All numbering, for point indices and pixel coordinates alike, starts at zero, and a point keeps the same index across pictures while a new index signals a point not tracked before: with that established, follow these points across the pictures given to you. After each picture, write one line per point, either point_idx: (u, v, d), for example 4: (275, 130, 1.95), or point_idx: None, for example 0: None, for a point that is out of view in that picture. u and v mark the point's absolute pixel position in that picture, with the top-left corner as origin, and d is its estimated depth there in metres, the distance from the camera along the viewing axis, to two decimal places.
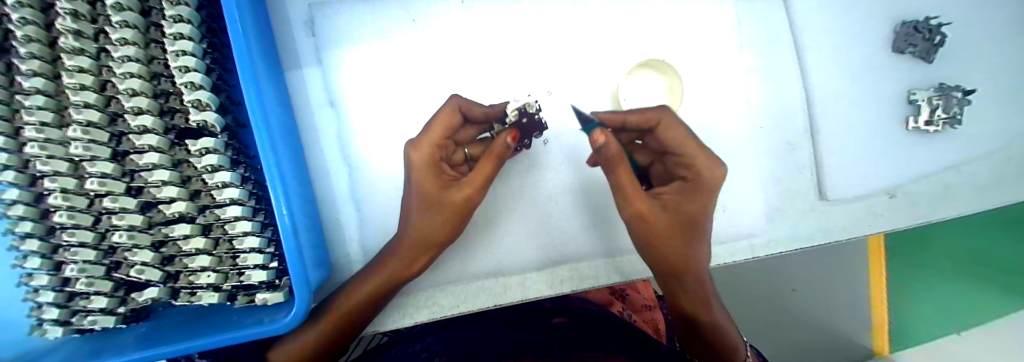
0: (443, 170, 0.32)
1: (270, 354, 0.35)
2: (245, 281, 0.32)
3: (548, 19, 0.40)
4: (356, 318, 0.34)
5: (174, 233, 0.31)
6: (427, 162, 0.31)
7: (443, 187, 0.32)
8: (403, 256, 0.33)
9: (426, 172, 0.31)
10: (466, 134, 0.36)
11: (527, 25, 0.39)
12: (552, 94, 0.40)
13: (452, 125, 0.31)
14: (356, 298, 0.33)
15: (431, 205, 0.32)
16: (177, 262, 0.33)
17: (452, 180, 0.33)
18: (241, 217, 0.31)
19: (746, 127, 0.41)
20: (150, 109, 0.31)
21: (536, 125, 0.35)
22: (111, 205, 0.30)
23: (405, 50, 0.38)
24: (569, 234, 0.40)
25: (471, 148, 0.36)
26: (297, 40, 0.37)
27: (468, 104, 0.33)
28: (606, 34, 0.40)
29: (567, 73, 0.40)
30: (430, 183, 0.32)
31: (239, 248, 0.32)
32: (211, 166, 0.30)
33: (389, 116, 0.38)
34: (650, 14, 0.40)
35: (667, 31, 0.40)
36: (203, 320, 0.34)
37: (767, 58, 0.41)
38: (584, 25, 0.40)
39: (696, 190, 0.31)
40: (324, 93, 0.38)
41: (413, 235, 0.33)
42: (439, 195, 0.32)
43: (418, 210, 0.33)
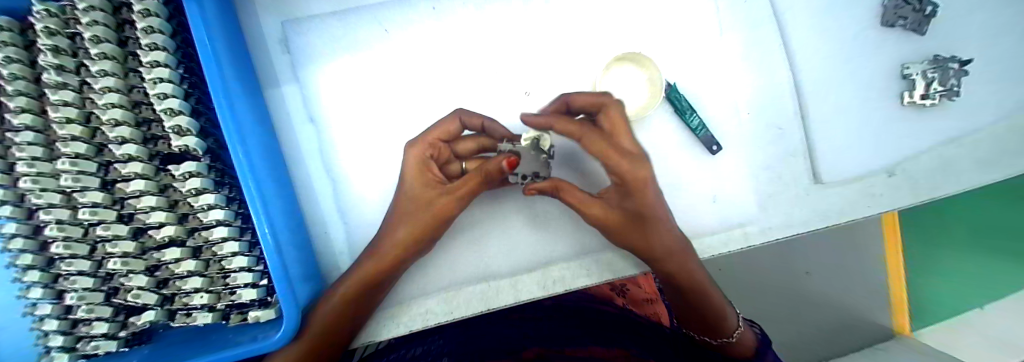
0: (432, 171, 0.32)
1: None
2: (236, 299, 0.32)
3: (522, 19, 0.39)
4: (337, 330, 0.33)
5: (165, 257, 0.32)
6: (420, 161, 0.32)
7: (430, 187, 0.32)
8: (383, 264, 0.32)
9: (414, 167, 0.32)
10: (466, 147, 0.34)
11: (502, 26, 0.39)
12: (531, 94, 0.40)
13: (453, 132, 0.33)
14: (335, 310, 0.32)
15: (415, 205, 0.33)
16: (171, 286, 0.34)
17: (438, 183, 0.32)
18: (228, 237, 0.31)
19: (732, 114, 0.40)
20: (133, 137, 0.31)
21: (539, 164, 0.32)
22: (104, 234, 0.31)
23: (381, 59, 0.39)
24: (582, 226, 0.40)
25: (468, 162, 0.35)
26: (272, 58, 0.37)
27: (485, 122, 0.34)
28: (582, 31, 0.40)
29: (544, 73, 0.40)
30: (416, 183, 0.32)
31: (229, 268, 0.32)
32: (196, 189, 0.31)
33: (369, 128, 0.39)
34: (625, 7, 0.40)
35: (644, 22, 0.40)
36: (201, 341, 0.34)
37: (749, 41, 0.40)
38: (558, 23, 0.40)
39: (626, 193, 0.31)
40: (304, 109, 0.38)
41: (389, 241, 0.33)
42: (422, 194, 0.32)
43: (402, 214, 0.33)
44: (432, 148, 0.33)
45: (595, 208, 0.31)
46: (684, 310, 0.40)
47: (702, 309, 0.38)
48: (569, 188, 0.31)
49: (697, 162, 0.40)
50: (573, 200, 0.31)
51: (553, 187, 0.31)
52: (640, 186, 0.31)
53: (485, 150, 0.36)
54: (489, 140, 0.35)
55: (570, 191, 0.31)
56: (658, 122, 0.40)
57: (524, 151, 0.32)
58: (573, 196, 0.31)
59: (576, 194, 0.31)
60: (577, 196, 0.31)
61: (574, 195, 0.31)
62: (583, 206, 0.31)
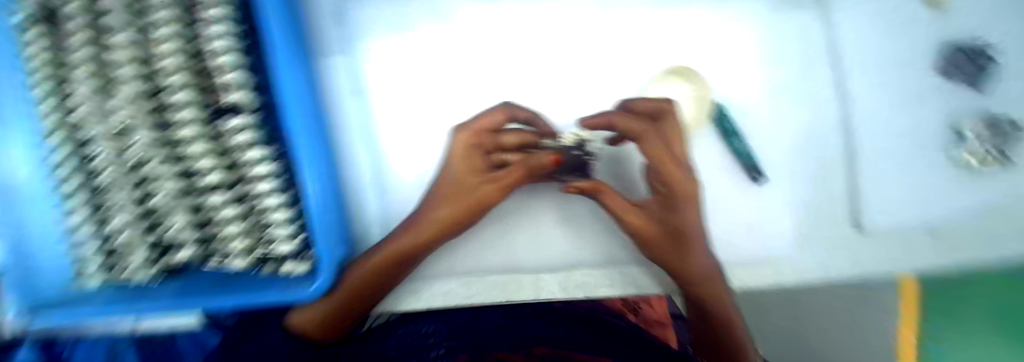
0: (475, 160, 0.32)
1: (288, 319, 0.36)
2: (272, 251, 0.33)
3: (578, 24, 0.40)
4: (362, 297, 0.34)
5: (207, 202, 0.32)
6: (465, 148, 0.32)
7: (473, 173, 0.33)
8: (414, 243, 0.33)
9: (460, 153, 0.32)
10: (511, 140, 0.32)
11: (557, 28, 0.40)
12: (575, 97, 0.40)
13: (499, 123, 0.32)
14: (360, 279, 0.33)
15: (454, 189, 0.33)
16: (209, 230, 0.34)
17: (482, 173, 0.32)
18: (270, 192, 0.32)
19: (777, 147, 0.40)
20: (189, 84, 0.31)
21: (579, 163, 0.35)
22: (154, 172, 0.32)
23: (434, 43, 0.40)
24: (613, 236, 0.39)
25: (511, 156, 0.33)
26: (326, 27, 0.38)
27: (531, 116, 0.33)
28: (637, 43, 0.40)
29: (592, 79, 0.40)
30: (459, 168, 0.33)
31: (268, 220, 0.32)
32: (245, 143, 0.32)
33: (414, 109, 0.40)
34: (683, 24, 0.40)
35: (700, 43, 0.40)
36: (228, 283, 0.35)
37: (803, 75, 0.40)
38: (614, 32, 0.40)
39: (673, 205, 0.32)
40: (351, 81, 0.39)
41: (422, 221, 0.33)
42: (463, 181, 0.32)
43: (439, 197, 0.33)
44: (477, 136, 0.32)
45: (638, 218, 0.31)
46: (700, 334, 0.39)
47: (722, 339, 0.37)
48: (613, 193, 0.31)
49: (737, 191, 0.40)
50: (615, 210, 0.31)
51: (596, 189, 0.31)
52: (689, 201, 0.32)
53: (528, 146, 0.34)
54: (533, 136, 0.33)
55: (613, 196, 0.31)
56: (702, 143, 0.40)
57: (565, 151, 0.34)
58: (616, 204, 0.31)
59: (619, 200, 0.31)
60: (619, 202, 0.31)
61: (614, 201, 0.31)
62: (625, 216, 0.31)
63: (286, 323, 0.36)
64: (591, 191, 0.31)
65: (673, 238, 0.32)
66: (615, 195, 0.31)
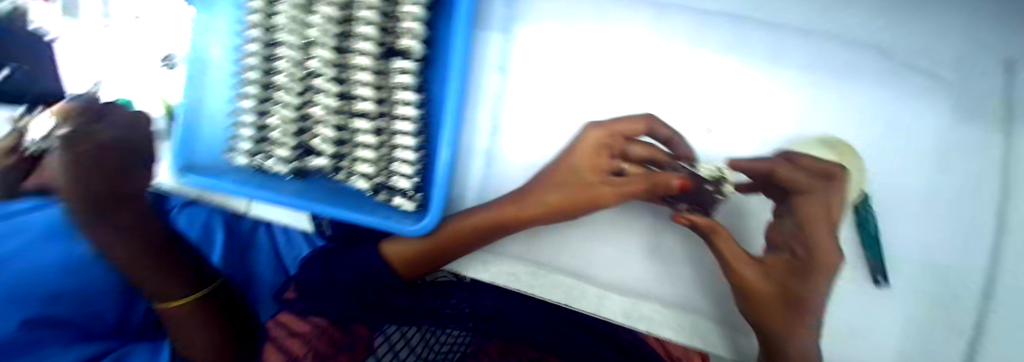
0: (601, 159, 0.34)
1: (384, 242, 0.41)
2: (389, 183, 0.37)
3: (742, 62, 0.36)
4: (452, 246, 0.38)
5: (355, 125, 0.37)
6: (595, 145, 0.34)
7: (595, 171, 0.34)
8: (515, 213, 0.36)
9: (590, 147, 0.34)
10: (637, 152, 0.33)
11: (719, 61, 0.37)
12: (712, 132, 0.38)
13: (636, 132, 0.34)
14: (458, 229, 0.37)
15: (569, 179, 0.34)
16: (344, 148, 0.39)
17: (602, 172, 0.34)
18: (407, 134, 0.36)
19: (912, 258, 0.36)
20: (373, 20, 0.35)
21: (705, 199, 0.33)
22: (322, 86, 0.36)
23: (584, 44, 0.38)
24: (698, 285, 0.38)
25: (631, 166, 0.34)
26: (495, 0, 0.38)
27: (670, 136, 0.34)
28: (796, 102, 0.37)
29: (736, 121, 0.37)
30: (581, 161, 0.34)
31: (396, 157, 0.37)
32: (401, 85, 0.36)
33: (544, 99, 0.40)
34: (853, 98, 0.36)
35: (863, 122, 0.36)
36: (342, 198, 0.39)
37: (978, 196, 0.34)
38: (777, 82, 0.37)
39: (798, 270, 0.30)
40: (498, 58, 0.40)
41: (535, 197, 0.35)
42: (581, 174, 0.34)
43: (552, 181, 0.35)
44: (612, 137, 0.34)
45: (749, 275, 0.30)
46: None
47: None
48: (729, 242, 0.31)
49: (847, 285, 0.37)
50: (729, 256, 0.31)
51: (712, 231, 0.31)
52: (814, 269, 0.30)
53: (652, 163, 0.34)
54: (663, 156, 0.34)
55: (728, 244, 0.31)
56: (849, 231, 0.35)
57: (698, 180, 0.33)
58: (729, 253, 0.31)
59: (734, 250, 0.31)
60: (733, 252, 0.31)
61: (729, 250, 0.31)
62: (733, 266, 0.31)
63: (381, 244, 0.41)
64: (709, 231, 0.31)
65: (782, 303, 0.29)
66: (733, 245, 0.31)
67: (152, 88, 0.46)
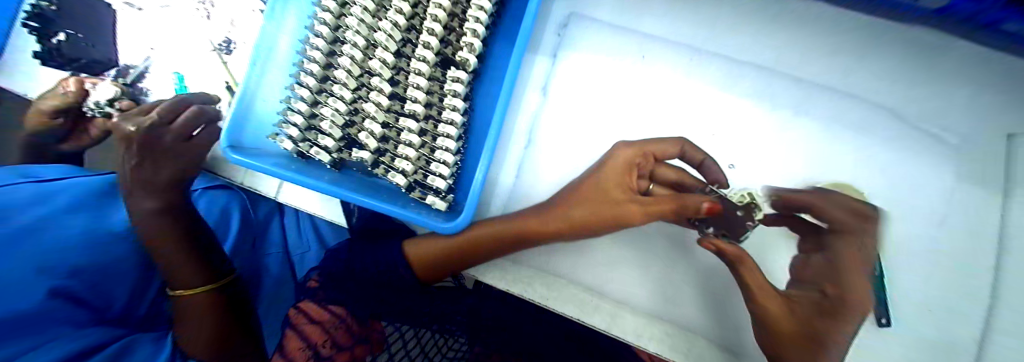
0: (631, 178, 0.35)
1: (403, 243, 0.41)
2: (427, 181, 0.40)
3: (765, 106, 0.40)
4: (474, 250, 0.38)
5: (404, 124, 0.41)
6: (626, 163, 0.35)
7: (624, 188, 0.35)
8: (542, 222, 0.37)
9: (621, 166, 0.35)
10: (664, 172, 0.36)
11: (744, 103, 0.40)
12: (735, 168, 0.40)
13: (667, 153, 0.36)
14: (483, 233, 0.38)
15: (599, 195, 0.35)
16: (388, 144, 0.42)
17: (630, 190, 0.34)
18: (451, 137, 0.40)
19: (918, 308, 0.37)
20: (436, 34, 0.40)
21: (737, 222, 0.35)
22: (378, 86, 0.41)
23: (621, 73, 0.43)
24: (705, 311, 0.40)
25: (657, 186, 0.37)
26: (547, 32, 0.44)
27: (699, 159, 0.37)
28: (814, 147, 0.40)
29: (758, 159, 0.40)
30: (613, 178, 0.35)
31: (437, 157, 0.40)
32: (453, 92, 0.40)
33: (579, 119, 0.44)
34: (864, 150, 0.39)
35: (872, 172, 0.39)
36: (375, 191, 0.41)
37: (982, 252, 0.36)
38: (796, 128, 0.40)
39: (832, 310, 0.29)
40: (542, 79, 0.44)
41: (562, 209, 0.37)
42: (611, 191, 0.35)
43: (581, 196, 0.36)
44: (642, 157, 0.35)
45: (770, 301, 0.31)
46: None
47: None
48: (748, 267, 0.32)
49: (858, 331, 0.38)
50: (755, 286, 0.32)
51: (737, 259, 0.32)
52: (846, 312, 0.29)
53: (680, 186, 0.37)
54: (691, 180, 0.36)
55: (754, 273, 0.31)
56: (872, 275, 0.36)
57: (727, 204, 0.35)
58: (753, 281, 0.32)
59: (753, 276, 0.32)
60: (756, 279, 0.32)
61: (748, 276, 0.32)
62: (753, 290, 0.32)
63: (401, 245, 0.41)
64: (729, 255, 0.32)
65: (806, 340, 0.29)
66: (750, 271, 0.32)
67: (221, 77, 0.52)
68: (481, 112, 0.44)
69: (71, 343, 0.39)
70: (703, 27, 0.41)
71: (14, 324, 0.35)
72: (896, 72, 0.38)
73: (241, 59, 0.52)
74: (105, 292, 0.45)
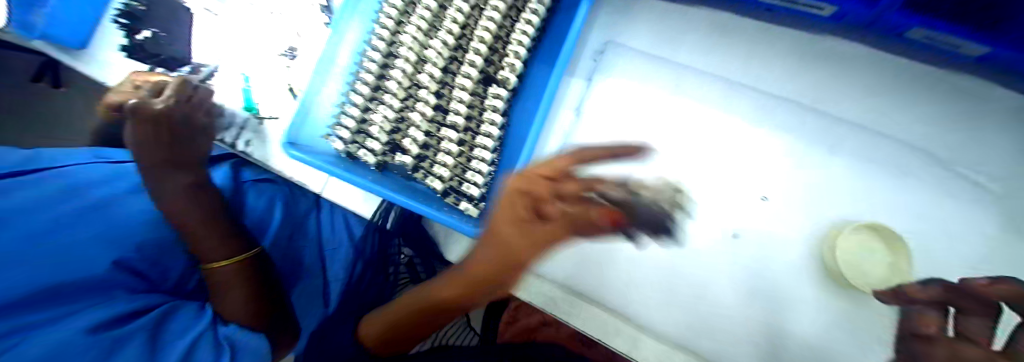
0: (530, 213, 0.23)
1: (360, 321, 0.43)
2: (462, 188, 0.43)
3: (800, 140, 0.40)
4: (417, 316, 0.36)
5: (445, 133, 0.44)
6: (519, 196, 0.23)
7: (518, 225, 0.24)
8: (455, 283, 0.30)
9: (510, 202, 0.24)
10: (570, 185, 0.21)
11: (777, 135, 0.41)
12: (767, 199, 0.40)
13: (563, 168, 0.23)
14: (413, 302, 0.36)
15: (497, 244, 0.25)
16: (428, 151, 0.45)
17: (529, 224, 0.23)
18: (487, 148, 0.43)
19: None
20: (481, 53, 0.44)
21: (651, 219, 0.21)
22: (425, 97, 0.44)
23: (653, 100, 0.45)
24: (741, 343, 0.38)
25: (570, 206, 0.20)
26: (585, 57, 0.47)
27: (604, 153, 0.24)
28: (850, 186, 0.39)
29: (790, 192, 0.40)
30: (504, 215, 0.24)
31: (472, 166, 0.43)
32: (493, 107, 0.43)
33: (610, 140, 0.45)
34: (909, 193, 0.38)
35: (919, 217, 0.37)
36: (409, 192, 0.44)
37: None
38: (833, 164, 0.39)
39: None
40: (577, 100, 0.47)
41: (458, 276, 0.30)
42: (507, 234, 0.24)
43: (485, 245, 0.27)
44: (529, 180, 0.22)
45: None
46: None
47: None
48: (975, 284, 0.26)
49: None
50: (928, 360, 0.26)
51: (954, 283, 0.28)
52: None
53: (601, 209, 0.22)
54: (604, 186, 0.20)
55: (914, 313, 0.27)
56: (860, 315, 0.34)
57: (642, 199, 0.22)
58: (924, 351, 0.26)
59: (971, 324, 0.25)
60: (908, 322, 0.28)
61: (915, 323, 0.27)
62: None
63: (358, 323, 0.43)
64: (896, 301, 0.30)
65: None
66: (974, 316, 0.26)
67: (281, 79, 0.57)
68: (516, 129, 0.46)
69: (131, 303, 0.46)
70: (736, 61, 0.42)
71: (83, 286, 0.44)
72: (943, 116, 0.37)
73: (301, 66, 0.57)
74: (162, 269, 0.54)
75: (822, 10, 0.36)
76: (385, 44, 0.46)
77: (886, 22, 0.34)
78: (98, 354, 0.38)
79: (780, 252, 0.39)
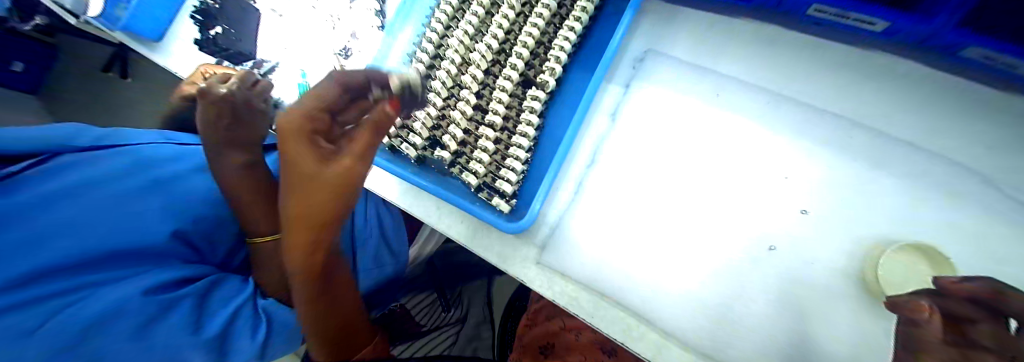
0: (319, 143, 0.34)
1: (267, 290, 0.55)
2: (495, 185, 0.45)
3: (844, 155, 0.39)
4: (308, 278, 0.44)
5: (483, 132, 0.46)
6: (303, 132, 0.33)
7: (321, 155, 0.34)
8: (298, 229, 0.38)
9: (299, 142, 0.33)
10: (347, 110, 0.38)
11: (820, 149, 0.40)
12: (806, 213, 0.39)
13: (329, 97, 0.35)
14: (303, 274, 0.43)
15: (309, 180, 0.34)
16: (465, 148, 0.48)
17: (330, 154, 0.34)
18: (522, 148, 0.44)
19: None
20: (522, 57, 0.46)
21: (413, 99, 0.43)
22: (466, 96, 0.47)
23: (688, 109, 0.45)
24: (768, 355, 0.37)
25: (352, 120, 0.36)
26: (623, 65, 0.49)
27: (365, 76, 0.37)
28: (907, 206, 0.36)
29: (834, 207, 0.38)
30: (307, 160, 0.34)
31: (506, 165, 0.45)
32: (530, 108, 0.45)
33: (643, 145, 0.46)
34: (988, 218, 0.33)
35: (995, 247, 0.33)
36: (450, 187, 0.49)
37: None
38: (883, 182, 0.37)
39: None
40: (613, 106, 0.48)
41: (302, 215, 0.37)
42: (315, 168, 0.34)
43: (300, 187, 0.35)
44: (314, 121, 0.34)
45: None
46: None
47: None
48: (1015, 299, 0.20)
49: None
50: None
51: (991, 293, 0.21)
52: None
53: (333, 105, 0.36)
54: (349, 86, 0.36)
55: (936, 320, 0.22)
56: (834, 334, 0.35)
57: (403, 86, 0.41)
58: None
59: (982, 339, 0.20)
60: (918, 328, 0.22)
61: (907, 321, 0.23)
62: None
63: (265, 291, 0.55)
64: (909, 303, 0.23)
65: None
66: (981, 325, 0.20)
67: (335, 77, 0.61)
68: (550, 132, 0.47)
69: (183, 270, 0.51)
70: (777, 74, 0.42)
71: (143, 253, 0.50)
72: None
73: (353, 64, 0.62)
74: (213, 245, 0.60)
75: (873, 25, 0.35)
76: (433, 47, 0.50)
77: (941, 40, 0.33)
78: (156, 308, 0.45)
79: (816, 272, 0.37)
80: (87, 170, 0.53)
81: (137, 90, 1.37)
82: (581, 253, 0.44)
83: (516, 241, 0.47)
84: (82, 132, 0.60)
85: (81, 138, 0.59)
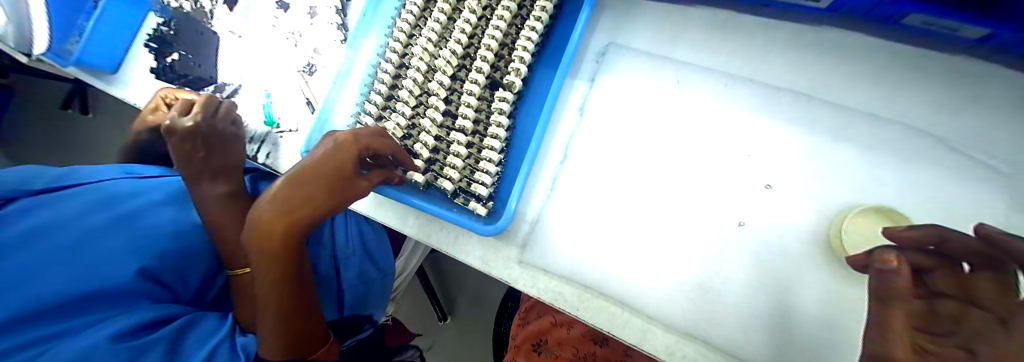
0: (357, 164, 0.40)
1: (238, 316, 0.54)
2: (471, 189, 0.45)
3: (805, 128, 0.40)
4: (281, 283, 0.42)
5: (454, 137, 0.46)
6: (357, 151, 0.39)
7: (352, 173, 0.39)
8: (286, 213, 0.38)
9: (349, 155, 0.39)
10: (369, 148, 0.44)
11: (781, 125, 0.41)
12: (772, 187, 0.40)
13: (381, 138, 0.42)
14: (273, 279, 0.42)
15: (330, 183, 0.38)
16: (438, 154, 0.47)
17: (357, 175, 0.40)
18: (494, 150, 0.44)
19: None
20: (487, 60, 0.46)
21: None
22: (433, 103, 0.47)
23: (655, 96, 0.46)
24: (751, 328, 0.37)
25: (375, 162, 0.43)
26: (588, 59, 0.49)
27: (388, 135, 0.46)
28: (865, 171, 0.38)
29: (798, 179, 0.40)
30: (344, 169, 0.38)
31: (480, 168, 0.45)
32: (499, 110, 0.44)
33: (614, 136, 0.46)
34: (937, 174, 0.35)
35: (950, 201, 0.34)
36: (430, 197, 0.48)
37: None
38: (843, 150, 0.39)
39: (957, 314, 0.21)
40: (582, 101, 0.49)
41: (295, 199, 0.37)
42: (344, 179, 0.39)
43: (320, 181, 0.38)
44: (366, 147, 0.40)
45: (902, 349, 0.22)
46: None
47: None
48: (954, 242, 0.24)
49: None
50: (929, 326, 0.22)
51: (936, 239, 0.25)
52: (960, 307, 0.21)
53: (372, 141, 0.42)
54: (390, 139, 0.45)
55: (905, 270, 0.23)
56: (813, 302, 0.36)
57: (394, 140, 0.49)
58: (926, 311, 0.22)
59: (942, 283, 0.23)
60: (886, 281, 0.24)
61: (879, 281, 0.25)
62: (952, 348, 0.20)
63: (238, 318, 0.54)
64: (879, 256, 0.25)
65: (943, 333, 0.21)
66: (941, 272, 0.24)
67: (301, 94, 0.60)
68: (521, 131, 0.47)
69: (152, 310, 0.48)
70: (734, 56, 0.43)
71: (103, 295, 0.47)
72: (965, 94, 0.35)
73: (318, 80, 0.60)
74: (184, 278, 0.56)
75: (819, 3, 0.37)
76: (398, 56, 0.49)
77: (882, 10, 0.34)
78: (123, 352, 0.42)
79: (788, 243, 0.38)
80: (43, 215, 0.51)
81: (99, 127, 1.31)
82: (562, 247, 0.44)
83: (497, 243, 0.47)
84: (39, 173, 0.58)
85: (37, 181, 0.56)
